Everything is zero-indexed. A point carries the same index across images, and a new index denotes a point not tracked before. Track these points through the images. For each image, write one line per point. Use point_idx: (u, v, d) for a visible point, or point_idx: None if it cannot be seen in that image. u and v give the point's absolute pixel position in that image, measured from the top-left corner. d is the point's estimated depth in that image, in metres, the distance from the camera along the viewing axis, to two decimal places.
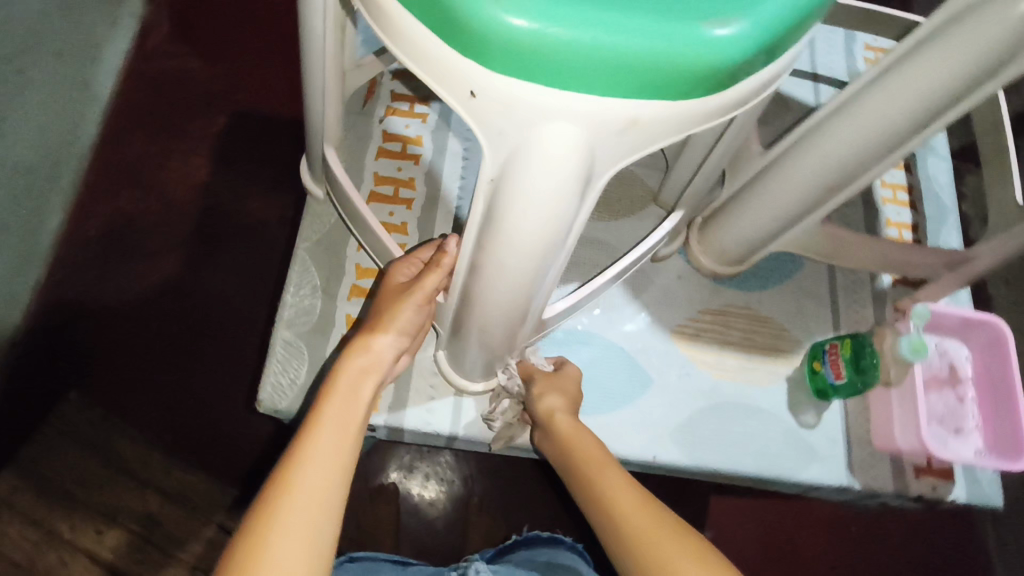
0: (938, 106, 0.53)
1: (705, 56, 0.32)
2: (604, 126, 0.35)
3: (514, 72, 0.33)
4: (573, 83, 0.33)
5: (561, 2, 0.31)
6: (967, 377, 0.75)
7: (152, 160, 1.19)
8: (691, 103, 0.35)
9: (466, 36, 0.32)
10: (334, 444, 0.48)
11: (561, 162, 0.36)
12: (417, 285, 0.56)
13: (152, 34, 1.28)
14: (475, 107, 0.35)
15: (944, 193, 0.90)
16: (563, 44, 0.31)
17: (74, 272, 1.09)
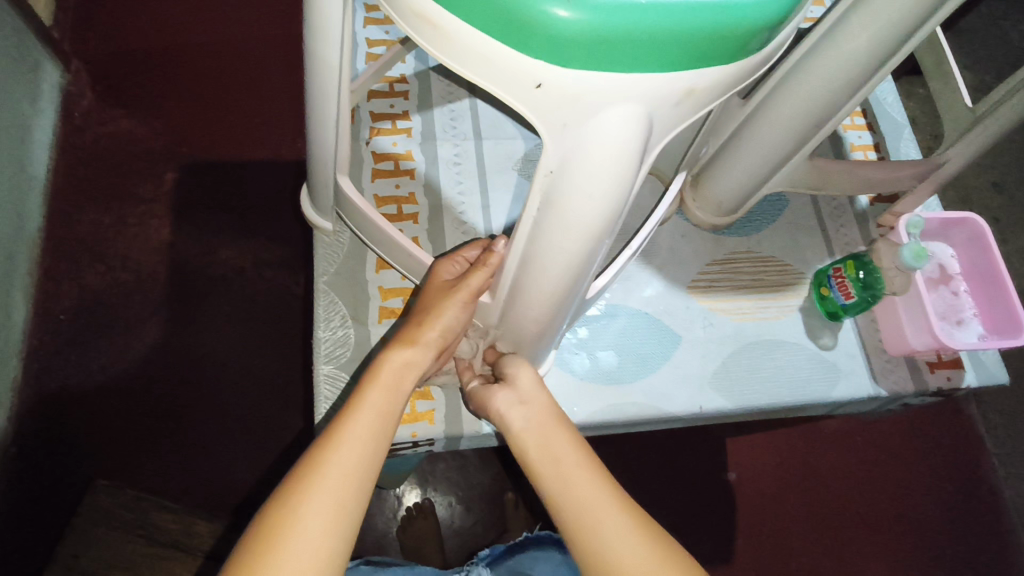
0: (908, 31, 0.57)
1: (751, 20, 0.34)
2: (657, 102, 0.37)
3: (564, 62, 0.35)
4: (631, 63, 0.35)
5: None
6: (956, 273, 0.82)
7: (110, 231, 1.15)
8: (736, 64, 0.37)
9: (527, 37, 0.34)
10: (369, 429, 0.49)
11: (623, 140, 0.38)
12: (462, 281, 0.57)
13: (79, 103, 1.23)
14: (533, 96, 0.37)
15: (893, 109, 0.97)
16: (611, 29, 0.33)
17: (56, 360, 1.05)
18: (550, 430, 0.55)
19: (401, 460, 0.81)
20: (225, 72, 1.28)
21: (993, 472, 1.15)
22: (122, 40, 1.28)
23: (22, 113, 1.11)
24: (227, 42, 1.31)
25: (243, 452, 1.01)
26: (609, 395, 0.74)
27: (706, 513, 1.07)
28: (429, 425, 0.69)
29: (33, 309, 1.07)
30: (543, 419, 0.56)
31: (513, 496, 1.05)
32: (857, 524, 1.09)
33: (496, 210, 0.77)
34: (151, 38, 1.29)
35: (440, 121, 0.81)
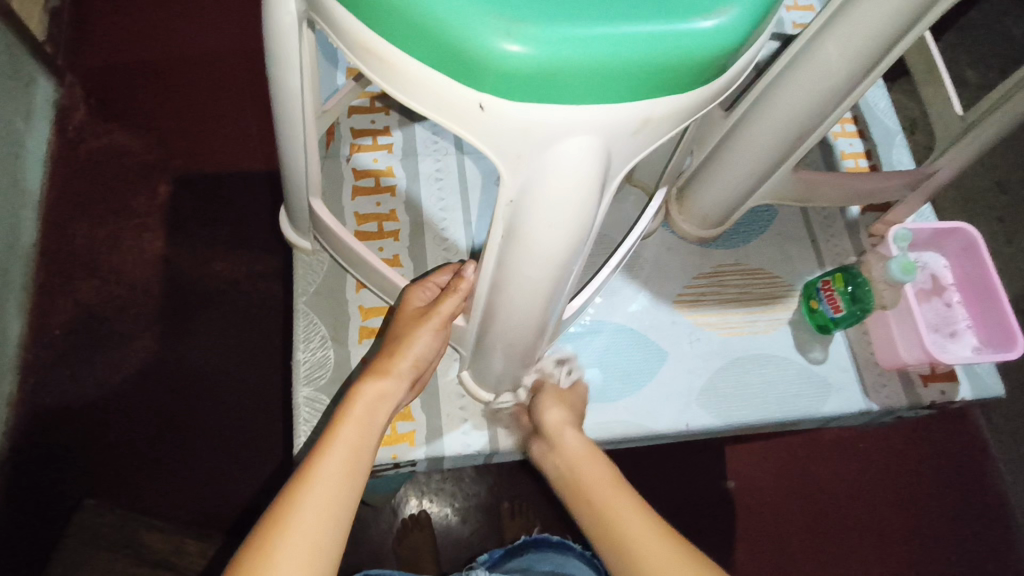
0: (888, 44, 0.56)
1: (707, 48, 0.34)
2: (614, 131, 0.36)
3: (515, 94, 0.34)
4: (584, 95, 0.34)
5: (550, 23, 0.32)
6: (949, 284, 0.80)
7: (104, 245, 1.15)
8: (693, 92, 0.37)
9: (477, 71, 0.34)
10: (344, 464, 0.48)
11: (584, 175, 0.37)
12: (433, 309, 0.57)
13: (72, 117, 1.23)
14: (487, 130, 0.37)
15: (886, 116, 0.95)
16: (561, 61, 0.32)
17: (50, 375, 1.05)
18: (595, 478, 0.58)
19: (388, 479, 0.80)
20: (217, 83, 1.28)
21: (998, 480, 1.13)
22: (115, 53, 1.28)
23: (14, 129, 1.12)
24: (218, 52, 1.30)
25: (235, 466, 1.01)
26: (594, 413, 0.73)
27: (705, 525, 1.05)
28: (410, 446, 0.68)
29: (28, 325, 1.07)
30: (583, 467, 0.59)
31: (509, 506, 1.04)
32: (860, 534, 1.07)
33: (478, 227, 0.76)
34: (144, 50, 1.29)
35: (422, 137, 0.80)
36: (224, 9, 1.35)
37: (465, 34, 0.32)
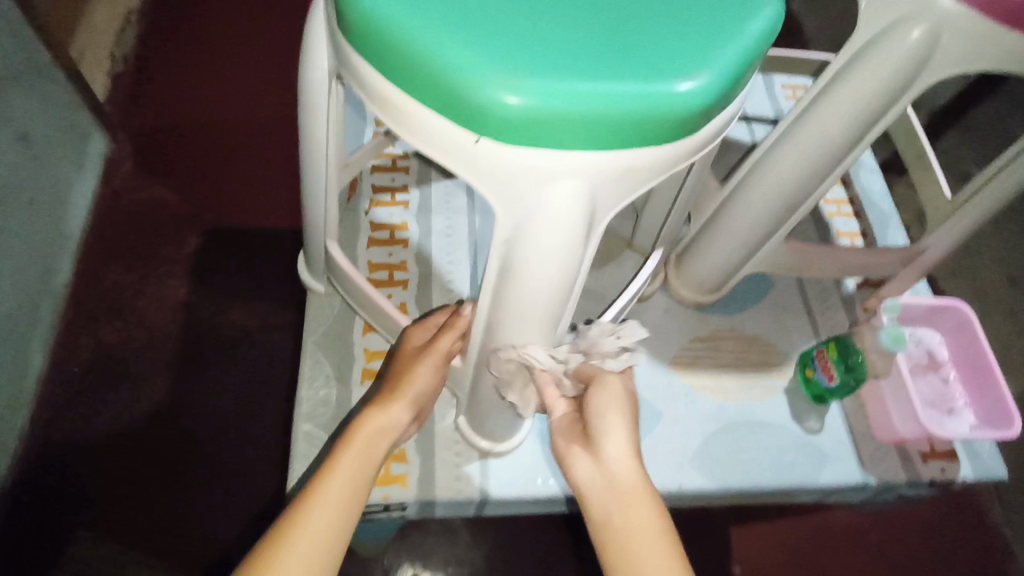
0: (865, 126, 0.60)
1: (679, 106, 0.38)
2: (599, 177, 0.41)
3: (512, 139, 0.39)
4: (572, 141, 0.39)
5: (543, 80, 0.37)
6: (945, 360, 0.81)
7: (132, 290, 1.20)
8: (670, 146, 0.41)
9: (477, 117, 0.38)
10: (342, 493, 0.50)
11: (573, 215, 0.41)
12: (428, 347, 0.60)
13: (117, 169, 1.33)
14: (485, 171, 0.41)
15: (881, 198, 0.99)
16: (551, 112, 0.37)
17: (65, 411, 1.08)
18: (640, 515, 0.48)
19: (379, 527, 0.80)
20: (255, 147, 1.38)
21: None
22: (165, 116, 1.40)
23: (64, 176, 1.21)
24: (259, 119, 1.42)
25: (229, 514, 1.01)
26: None
27: None
28: (401, 489, 0.69)
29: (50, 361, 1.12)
30: (625, 495, 0.49)
31: None
32: None
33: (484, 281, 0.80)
34: (192, 115, 1.41)
35: (436, 196, 0.86)
36: (269, 82, 1.47)
37: (469, 85, 0.37)
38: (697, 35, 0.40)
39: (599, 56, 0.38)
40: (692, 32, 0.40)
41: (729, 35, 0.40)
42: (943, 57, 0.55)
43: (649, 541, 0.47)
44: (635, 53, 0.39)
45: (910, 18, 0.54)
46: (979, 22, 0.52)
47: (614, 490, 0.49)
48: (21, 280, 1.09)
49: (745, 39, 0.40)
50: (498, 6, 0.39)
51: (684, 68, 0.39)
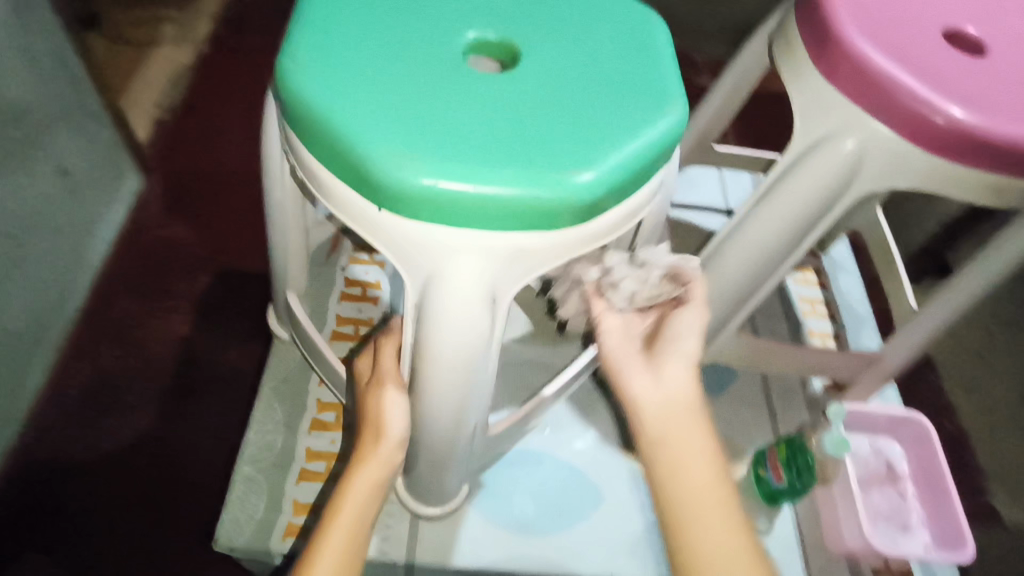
0: (801, 231, 0.62)
1: (570, 196, 0.41)
2: (500, 255, 0.43)
3: (417, 217, 0.42)
4: (473, 222, 0.42)
5: (446, 165, 0.41)
6: (904, 474, 0.78)
7: (138, 321, 1.24)
8: (567, 232, 0.44)
9: (386, 195, 0.42)
10: (330, 569, 0.49)
11: (472, 289, 0.43)
12: (377, 366, 0.58)
13: (148, 208, 1.39)
14: (397, 244, 0.44)
15: (858, 303, 1.00)
16: (452, 194, 0.40)
17: (49, 431, 1.11)
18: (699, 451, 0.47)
19: None
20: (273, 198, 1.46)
21: None
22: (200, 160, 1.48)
23: (91, 211, 1.29)
24: None
25: (181, 554, 1.01)
26: (522, 547, 0.72)
27: None
28: None
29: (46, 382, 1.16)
30: (686, 423, 0.47)
31: None
32: None
33: None
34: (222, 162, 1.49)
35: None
36: None
37: (379, 166, 0.41)
38: (597, 132, 0.44)
39: (498, 149, 0.42)
40: (592, 132, 0.44)
41: (627, 136, 0.44)
42: (872, 169, 0.58)
43: (710, 476, 0.46)
44: (534, 147, 0.42)
45: (837, 134, 0.57)
46: (900, 143, 0.55)
47: (676, 421, 0.47)
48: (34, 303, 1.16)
49: (643, 141, 0.44)
50: (415, 99, 0.43)
51: (577, 163, 0.42)
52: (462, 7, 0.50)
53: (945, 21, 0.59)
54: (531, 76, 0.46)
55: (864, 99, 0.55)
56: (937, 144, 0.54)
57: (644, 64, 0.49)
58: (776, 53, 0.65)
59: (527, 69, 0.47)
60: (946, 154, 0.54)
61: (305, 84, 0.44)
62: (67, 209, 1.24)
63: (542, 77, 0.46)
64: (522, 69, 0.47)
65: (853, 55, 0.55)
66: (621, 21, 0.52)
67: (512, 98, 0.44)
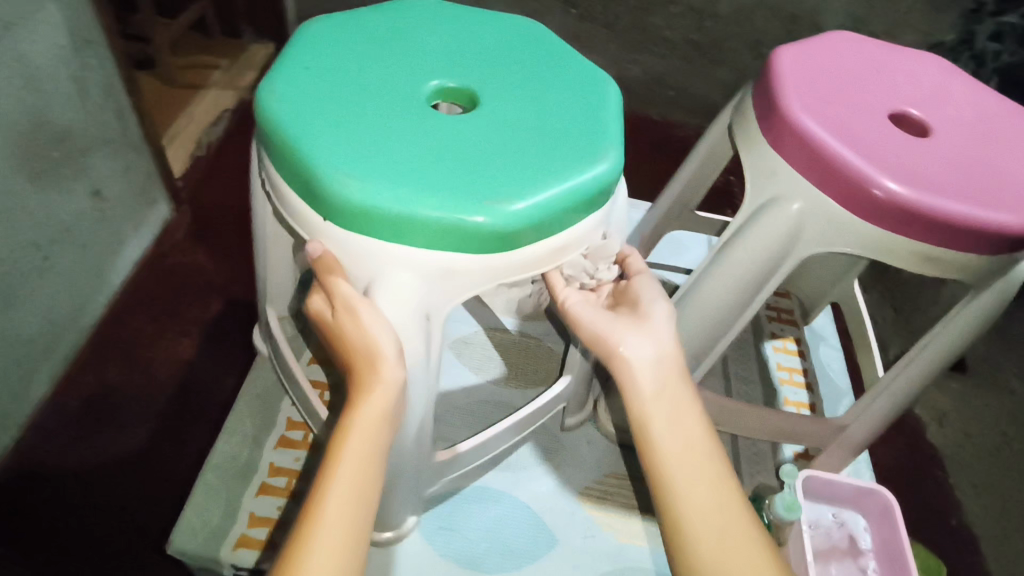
0: (751, 289, 0.65)
1: (492, 224, 0.47)
2: (436, 270, 0.50)
3: (364, 231, 0.49)
4: (414, 238, 0.48)
5: (392, 186, 0.47)
6: (867, 549, 0.77)
7: (147, 339, 1.30)
8: (493, 257, 0.50)
9: (339, 211, 0.48)
10: (344, 519, 0.43)
11: (404, 300, 0.49)
12: (330, 290, 0.49)
13: (171, 235, 1.49)
14: (346, 254, 0.50)
15: (838, 375, 1.00)
16: (395, 212, 0.47)
17: (46, 437, 1.15)
18: (682, 397, 0.55)
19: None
20: None
21: None
22: (228, 197, 1.59)
23: (122, 232, 1.36)
24: None
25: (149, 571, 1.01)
26: None
27: None
28: None
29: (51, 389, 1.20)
30: (669, 374, 0.56)
31: None
32: None
33: None
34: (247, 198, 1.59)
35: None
36: None
37: (332, 184, 0.48)
38: (534, 170, 0.50)
39: (442, 176, 0.48)
40: (523, 172, 0.50)
41: (554, 179, 0.50)
42: (816, 232, 0.61)
43: (689, 420, 0.54)
44: (468, 180, 0.49)
45: (784, 197, 0.62)
46: (837, 210, 0.59)
47: (660, 374, 0.56)
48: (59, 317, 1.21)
49: (572, 184, 0.50)
50: (372, 131, 0.50)
51: (504, 196, 0.48)
52: (434, 62, 0.58)
53: (889, 104, 0.65)
54: (480, 122, 0.53)
55: (806, 166, 0.60)
56: (870, 212, 0.58)
57: (588, 122, 0.55)
58: (735, 123, 0.70)
59: (478, 115, 0.53)
60: (883, 223, 0.58)
61: (278, 109, 0.51)
62: (101, 229, 1.29)
63: (490, 123, 0.53)
64: (475, 115, 0.53)
65: (795, 126, 0.60)
66: (579, 84, 0.59)
67: (458, 137, 0.51)
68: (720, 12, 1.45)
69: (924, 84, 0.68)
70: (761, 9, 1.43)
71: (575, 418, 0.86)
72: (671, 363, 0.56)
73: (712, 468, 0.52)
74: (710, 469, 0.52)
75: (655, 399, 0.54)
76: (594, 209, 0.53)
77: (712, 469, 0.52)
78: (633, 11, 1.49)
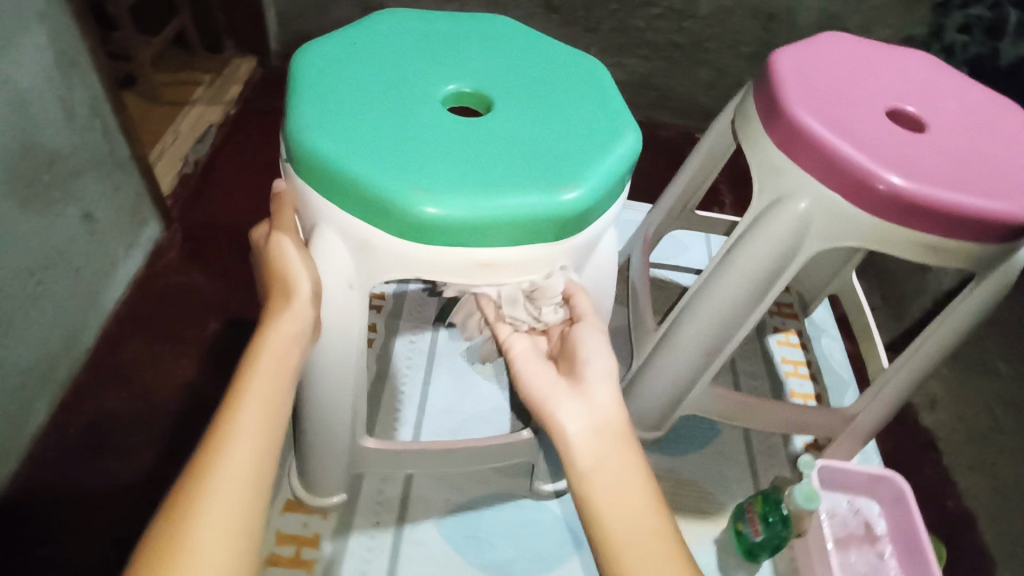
0: (761, 286, 0.67)
1: (410, 207, 0.51)
2: (357, 237, 0.55)
3: (313, 182, 0.55)
4: (342, 200, 0.54)
5: (335, 151, 0.53)
6: (883, 534, 0.79)
7: (146, 362, 1.26)
8: (408, 241, 0.54)
9: (296, 157, 0.56)
10: (246, 440, 0.46)
11: (332, 261, 0.57)
12: (275, 225, 0.58)
13: (164, 255, 1.46)
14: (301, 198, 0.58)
15: (841, 366, 1.02)
16: (329, 168, 0.53)
17: (49, 465, 1.11)
18: (626, 470, 0.51)
19: None
20: None
21: None
22: (221, 213, 1.55)
23: (114, 254, 1.31)
24: None
25: None
26: None
27: None
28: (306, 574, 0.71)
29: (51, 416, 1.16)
30: (610, 446, 0.52)
31: None
32: None
33: (434, 389, 0.88)
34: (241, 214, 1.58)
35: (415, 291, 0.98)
36: None
37: (297, 134, 0.55)
38: (472, 184, 0.53)
39: (380, 158, 0.53)
40: (467, 181, 0.53)
41: (493, 192, 0.53)
42: (824, 227, 0.63)
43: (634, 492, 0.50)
44: (407, 163, 0.53)
45: (790, 196, 0.63)
46: (846, 206, 0.61)
47: (602, 446, 0.52)
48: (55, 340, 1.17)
49: (509, 209, 0.52)
50: (361, 109, 0.56)
51: (433, 192, 0.52)
52: (466, 68, 0.63)
53: (884, 99, 0.66)
54: (468, 129, 0.57)
55: (791, 152, 0.63)
56: (877, 206, 0.59)
57: (574, 153, 0.57)
58: (737, 126, 0.72)
59: (473, 122, 0.58)
60: (885, 213, 0.60)
61: (304, 70, 0.60)
62: (94, 252, 1.25)
63: (476, 131, 0.57)
64: (474, 124, 0.58)
65: (799, 127, 0.62)
66: (600, 120, 0.60)
67: (433, 137, 0.56)
68: (699, 13, 1.48)
69: (917, 80, 0.69)
70: (741, 9, 1.46)
71: (564, 483, 0.81)
72: (613, 433, 0.53)
73: (656, 547, 0.48)
74: (655, 548, 0.47)
75: (590, 478, 0.51)
76: (542, 237, 0.55)
77: (658, 546, 0.48)
78: (614, 14, 1.52)
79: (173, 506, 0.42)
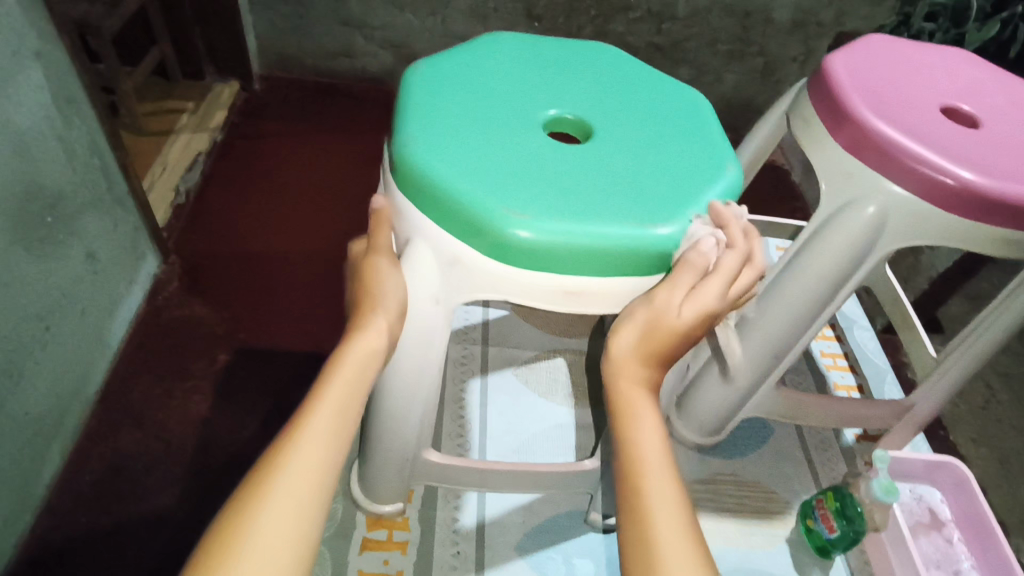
0: (832, 289, 0.68)
1: (502, 230, 0.51)
2: (449, 253, 0.55)
3: (411, 196, 0.56)
4: (436, 216, 0.54)
5: (436, 167, 0.53)
6: (948, 519, 0.82)
7: (156, 402, 1.08)
8: (499, 263, 0.53)
9: (398, 167, 0.56)
10: (328, 433, 0.45)
11: (423, 277, 0.55)
12: (371, 243, 0.57)
13: (164, 289, 1.26)
14: (398, 207, 0.57)
15: (876, 355, 1.04)
16: (430, 183, 0.53)
17: (63, 524, 0.93)
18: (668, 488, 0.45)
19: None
20: None
21: None
22: (221, 228, 1.40)
23: (116, 291, 1.13)
24: None
25: None
26: None
27: None
28: None
29: (59, 472, 0.97)
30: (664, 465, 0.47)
31: None
32: None
33: (492, 411, 0.87)
34: None
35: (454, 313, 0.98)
36: None
37: (400, 148, 0.55)
38: (564, 209, 0.52)
39: (477, 175, 0.53)
40: (563, 208, 0.52)
41: (590, 220, 0.52)
42: (896, 229, 0.64)
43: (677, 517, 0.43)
44: (502, 184, 0.53)
45: (860, 200, 0.64)
46: (920, 205, 0.62)
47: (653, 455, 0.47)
48: (66, 390, 1.00)
49: (601, 237, 0.51)
50: (465, 129, 0.57)
51: (530, 217, 0.51)
52: (571, 95, 0.63)
53: (941, 100, 0.68)
54: (565, 156, 0.56)
55: (864, 155, 0.64)
56: (949, 202, 0.61)
57: (669, 186, 0.56)
58: (794, 128, 0.73)
59: (571, 151, 0.57)
60: (961, 212, 0.61)
61: (419, 89, 0.60)
62: (102, 291, 1.08)
63: (573, 159, 0.56)
64: (576, 150, 0.57)
65: (866, 128, 0.63)
66: (697, 156, 0.59)
67: (530, 163, 0.55)
68: (679, 14, 1.50)
69: (965, 80, 0.72)
70: (717, 9, 1.49)
71: None
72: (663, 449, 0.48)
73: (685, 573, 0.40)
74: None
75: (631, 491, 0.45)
76: (633, 266, 0.54)
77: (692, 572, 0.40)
78: (594, 20, 1.53)
79: (248, 487, 0.41)
